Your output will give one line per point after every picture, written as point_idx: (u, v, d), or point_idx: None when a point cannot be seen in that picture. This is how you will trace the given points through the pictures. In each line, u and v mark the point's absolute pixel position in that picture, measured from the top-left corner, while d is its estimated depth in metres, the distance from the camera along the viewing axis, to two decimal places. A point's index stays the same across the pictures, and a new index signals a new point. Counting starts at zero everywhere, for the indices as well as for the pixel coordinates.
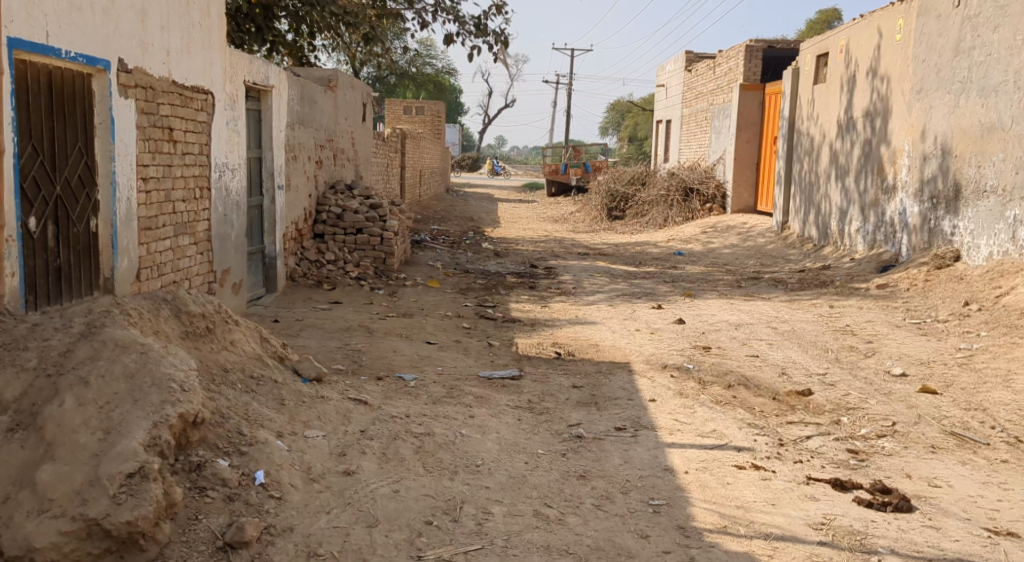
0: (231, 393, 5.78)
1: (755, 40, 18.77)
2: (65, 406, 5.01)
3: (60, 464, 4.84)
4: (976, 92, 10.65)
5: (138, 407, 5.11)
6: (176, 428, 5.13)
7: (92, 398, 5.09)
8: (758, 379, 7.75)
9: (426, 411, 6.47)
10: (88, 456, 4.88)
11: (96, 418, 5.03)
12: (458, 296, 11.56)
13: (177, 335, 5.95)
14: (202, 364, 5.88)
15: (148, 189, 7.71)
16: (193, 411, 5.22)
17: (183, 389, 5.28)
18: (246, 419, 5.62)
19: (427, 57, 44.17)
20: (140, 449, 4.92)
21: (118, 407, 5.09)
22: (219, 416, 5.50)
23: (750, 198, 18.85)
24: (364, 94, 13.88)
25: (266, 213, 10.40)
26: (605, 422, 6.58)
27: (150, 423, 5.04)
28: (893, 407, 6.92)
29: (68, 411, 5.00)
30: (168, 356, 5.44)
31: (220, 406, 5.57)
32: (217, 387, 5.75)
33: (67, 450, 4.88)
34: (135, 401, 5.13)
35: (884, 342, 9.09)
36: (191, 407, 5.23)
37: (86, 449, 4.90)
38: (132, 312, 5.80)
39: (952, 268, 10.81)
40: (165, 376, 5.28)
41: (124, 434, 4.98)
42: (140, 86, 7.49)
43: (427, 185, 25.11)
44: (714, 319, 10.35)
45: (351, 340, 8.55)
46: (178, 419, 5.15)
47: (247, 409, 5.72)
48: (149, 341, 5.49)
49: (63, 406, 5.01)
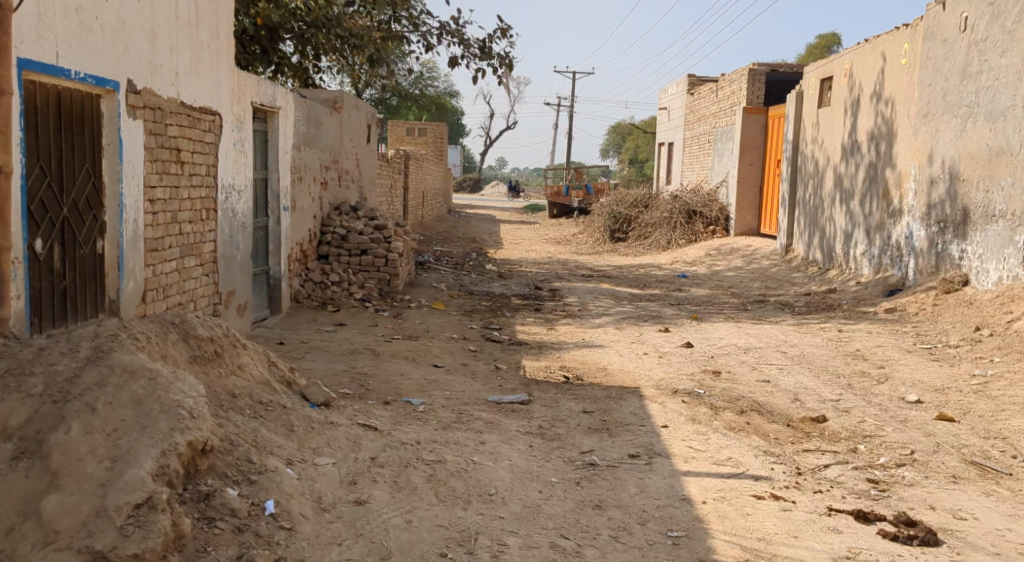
0: (240, 419, 5.67)
1: (758, 64, 18.77)
2: (72, 433, 4.90)
3: (66, 494, 4.72)
4: (983, 117, 10.57)
5: (146, 435, 5.01)
6: (184, 457, 5.03)
7: (100, 425, 4.98)
8: (770, 405, 7.64)
9: (437, 437, 6.36)
10: (95, 486, 4.78)
11: (103, 447, 4.92)
12: (464, 318, 11.45)
13: (185, 359, 5.84)
14: (211, 390, 5.77)
15: (156, 210, 7.62)
16: (202, 439, 5.13)
17: (193, 416, 5.18)
18: (256, 446, 5.51)
19: (428, 78, 44.20)
20: (148, 479, 4.82)
21: (126, 435, 4.98)
22: (228, 443, 5.38)
23: (754, 221, 18.70)
24: (369, 116, 13.80)
25: (271, 234, 10.31)
26: (619, 449, 6.47)
27: (159, 452, 4.95)
28: (911, 435, 6.81)
29: (74, 439, 4.89)
30: (177, 383, 5.34)
31: (229, 433, 5.46)
32: (225, 414, 5.64)
33: (73, 480, 4.77)
34: (143, 429, 5.03)
35: (896, 367, 8.98)
36: (199, 435, 5.13)
37: (92, 479, 4.80)
38: (140, 335, 5.69)
39: (961, 293, 10.70)
40: (174, 402, 5.18)
41: (132, 463, 4.87)
42: (148, 106, 7.42)
43: (429, 207, 25.06)
44: (723, 343, 10.24)
45: (357, 363, 8.44)
46: (186, 447, 5.05)
47: (256, 435, 5.60)
48: (157, 366, 5.38)
49: (69, 433, 4.90)
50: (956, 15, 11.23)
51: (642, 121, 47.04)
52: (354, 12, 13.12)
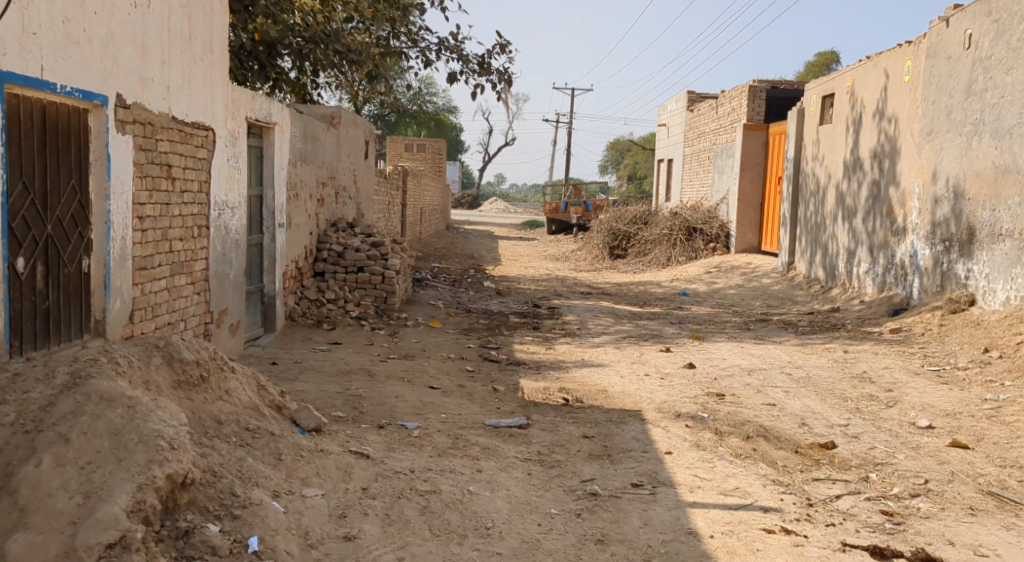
0: (225, 448, 5.44)
1: (758, 81, 18.60)
2: (43, 466, 4.77)
3: (33, 534, 4.59)
4: (989, 134, 10.37)
5: (122, 468, 4.83)
6: (162, 491, 4.84)
7: (73, 457, 4.84)
8: (777, 430, 7.40)
9: (431, 465, 6.12)
10: (64, 525, 4.64)
11: (76, 481, 4.78)
12: (461, 337, 11.22)
13: (169, 384, 5.63)
14: (194, 418, 5.56)
15: (145, 228, 7.40)
16: (182, 471, 4.94)
17: (172, 447, 5.00)
18: (241, 477, 5.28)
19: (427, 95, 44.01)
20: (122, 516, 4.66)
21: (100, 468, 4.83)
22: (211, 474, 5.16)
23: (754, 237, 18.49)
24: (366, 132, 13.60)
25: (266, 252, 10.09)
26: (621, 477, 6.23)
27: (135, 486, 4.77)
28: (923, 463, 6.59)
29: (45, 473, 4.75)
30: (157, 411, 5.15)
31: (213, 464, 5.23)
32: (209, 442, 5.43)
33: (42, 518, 4.64)
34: (119, 461, 4.86)
35: (904, 390, 8.74)
36: (180, 467, 4.94)
37: (62, 516, 4.66)
38: (121, 359, 5.48)
39: (968, 313, 10.48)
40: (153, 432, 5.00)
41: (105, 499, 4.71)
42: (138, 121, 7.20)
43: (428, 223, 24.84)
44: (726, 364, 10.00)
45: (351, 384, 8.19)
46: (164, 480, 4.86)
47: (241, 464, 5.38)
48: (137, 392, 5.21)
49: (40, 466, 4.77)
50: (960, 32, 11.05)
51: (641, 138, 46.77)
52: (353, 27, 12.94)
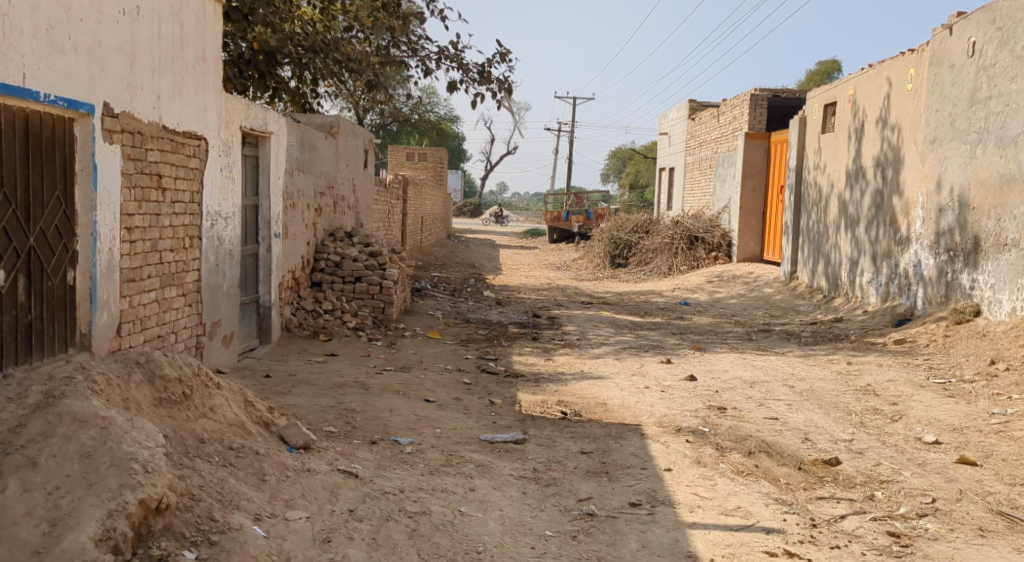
0: (206, 468, 5.32)
1: (759, 89, 18.46)
2: (9, 491, 4.69)
3: None
4: (993, 142, 10.21)
5: (92, 494, 4.76)
6: (134, 517, 4.75)
7: (41, 482, 4.77)
8: (780, 445, 7.22)
9: (423, 484, 5.95)
10: (29, 554, 4.56)
11: (42, 507, 4.70)
12: (459, 348, 11.04)
13: (149, 403, 5.56)
14: (175, 437, 5.45)
15: (133, 239, 7.24)
16: (155, 496, 4.85)
17: (146, 470, 4.93)
18: (221, 500, 5.15)
19: (429, 104, 43.84)
20: (90, 545, 4.57)
21: (69, 493, 4.75)
22: (188, 498, 5.04)
23: (756, 246, 18.30)
24: (366, 140, 13.45)
25: (262, 262, 9.92)
26: (619, 496, 6.05)
27: (104, 513, 4.69)
28: (930, 481, 6.43)
29: (11, 498, 4.68)
30: (132, 433, 5.10)
31: (191, 487, 5.12)
32: (189, 463, 5.31)
33: (6, 546, 4.56)
34: (89, 486, 4.79)
35: (910, 403, 8.56)
36: (153, 492, 4.85)
37: (27, 545, 4.58)
38: (99, 378, 5.46)
39: (972, 324, 10.29)
40: (126, 455, 4.94)
41: (72, 527, 4.63)
42: (126, 130, 7.05)
43: (429, 232, 24.70)
44: (727, 376, 9.82)
45: (345, 398, 8.02)
46: (137, 506, 4.77)
47: (221, 485, 5.25)
48: (112, 413, 5.16)
49: (6, 492, 4.70)
50: (963, 40, 10.90)
51: (642, 147, 46.58)
52: (352, 36, 12.81)
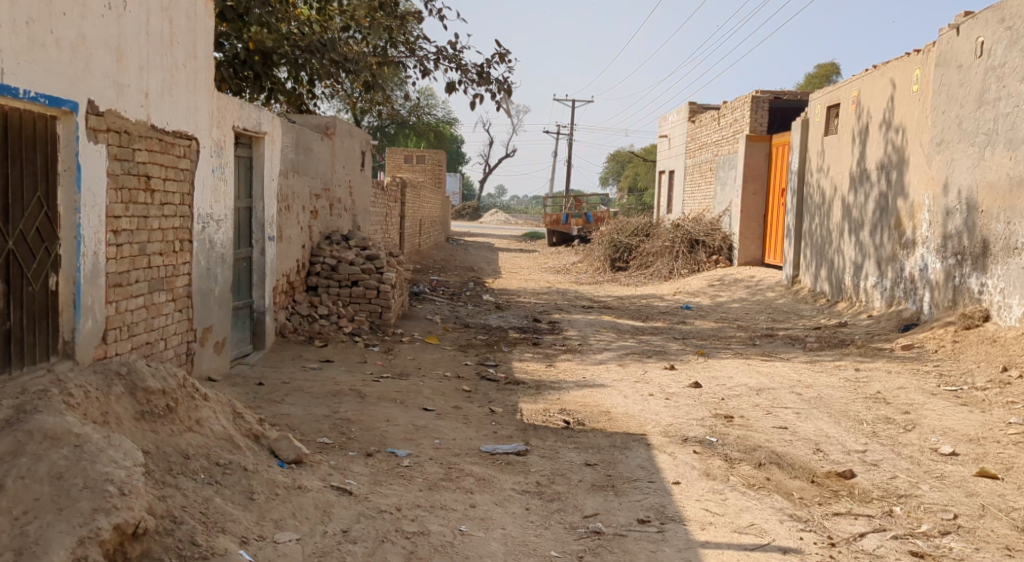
0: (190, 487, 5.08)
1: (761, 91, 18.19)
2: None
3: None
4: (1002, 145, 9.95)
5: (63, 519, 4.53)
6: (108, 544, 4.50)
7: (8, 506, 4.54)
8: (791, 456, 6.96)
9: (421, 501, 5.69)
10: None
11: (9, 534, 4.46)
12: (458, 354, 10.77)
13: (130, 416, 5.32)
14: (157, 453, 5.21)
15: (120, 242, 6.98)
16: (132, 521, 4.60)
17: (123, 492, 4.68)
18: (204, 523, 4.89)
19: (427, 107, 43.51)
20: None
21: (37, 519, 4.52)
22: (170, 522, 4.80)
23: (758, 250, 18.06)
24: (363, 142, 13.18)
25: (255, 266, 9.64)
26: (626, 512, 5.81)
27: (75, 540, 4.45)
28: (949, 496, 6.22)
29: None
30: (109, 450, 4.85)
31: (172, 508, 4.87)
32: (172, 482, 5.06)
33: None
34: (60, 510, 4.56)
35: (922, 412, 8.29)
36: (130, 516, 4.61)
37: None
38: (76, 391, 5.21)
39: (982, 329, 10.03)
40: (101, 476, 4.69)
41: (40, 555, 4.39)
42: (112, 129, 6.78)
43: (428, 235, 24.41)
44: (732, 383, 9.56)
45: (339, 407, 7.74)
46: (111, 532, 4.52)
47: (206, 506, 5.00)
48: (87, 430, 4.91)
49: None
50: (971, 40, 10.64)
51: (642, 150, 46.31)
52: (349, 36, 12.56)
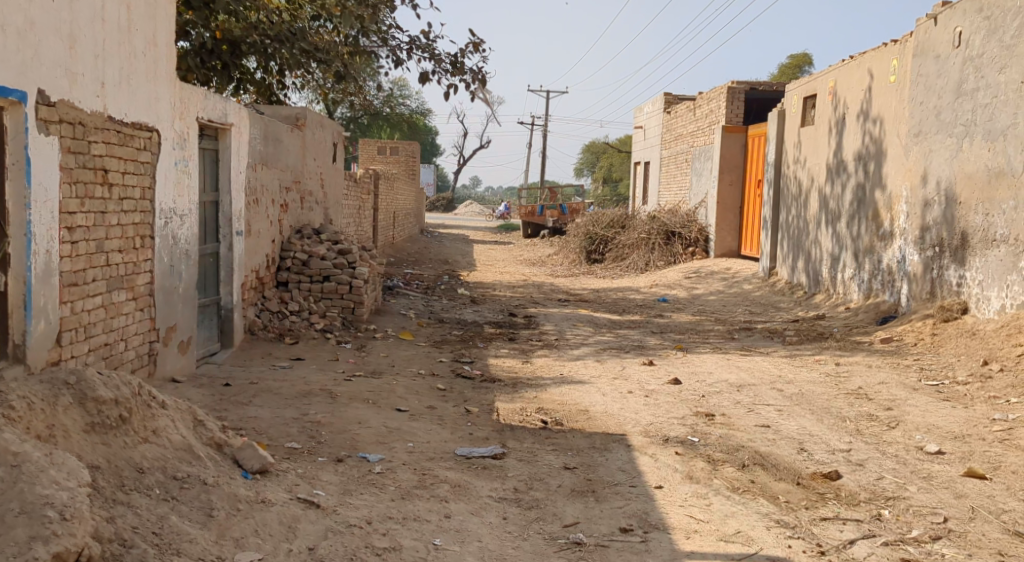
0: (143, 506, 4.82)
1: (736, 81, 17.91)
2: None
3: None
4: (980, 136, 9.76)
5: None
6: None
7: None
8: (775, 457, 6.74)
9: (392, 513, 5.45)
10: None
11: None
12: (432, 351, 10.50)
13: (79, 429, 5.06)
14: (108, 470, 4.95)
15: (75, 239, 6.70)
16: (74, 548, 4.34)
17: (64, 517, 4.42)
18: (158, 545, 4.64)
19: (400, 98, 43.08)
20: None
21: None
22: (119, 545, 4.54)
23: (734, 242, 17.90)
24: (334, 133, 12.88)
25: (222, 262, 9.34)
26: (608, 520, 5.60)
27: None
28: (938, 498, 6.02)
29: None
30: (50, 470, 4.59)
31: (122, 531, 4.61)
32: (123, 501, 4.80)
33: None
34: None
35: (905, 409, 8.07)
36: (71, 544, 4.35)
37: None
38: (19, 403, 4.95)
39: (961, 322, 9.85)
40: (40, 500, 4.43)
41: None
42: (65, 121, 6.49)
43: (402, 228, 24.09)
44: (711, 379, 9.33)
45: (309, 408, 7.47)
46: None
47: (160, 525, 4.74)
48: (28, 447, 4.65)
49: None
50: (949, 30, 10.43)
51: (618, 140, 46.02)
52: (321, 26, 12.26)
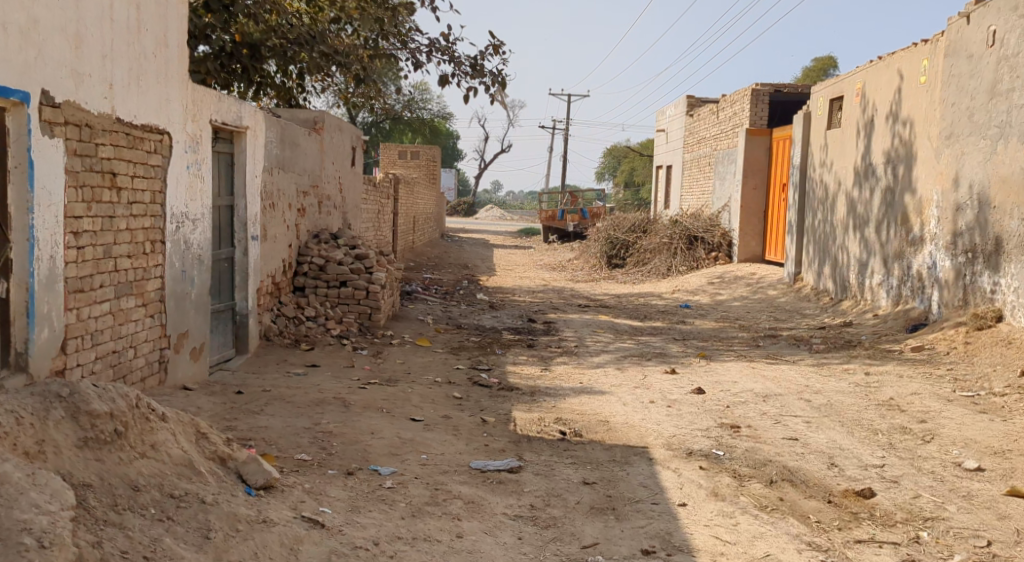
0: (134, 529, 4.61)
1: (760, 84, 17.57)
2: None
3: None
4: (1016, 138, 9.44)
5: None
6: None
7: None
8: (805, 472, 6.46)
9: (402, 533, 5.23)
10: None
11: None
12: (449, 358, 10.26)
13: (70, 445, 4.86)
14: (97, 489, 4.73)
15: (82, 244, 6.50)
16: None
17: (45, 543, 4.22)
18: None
19: (418, 102, 42.83)
20: None
21: None
22: None
23: (758, 247, 17.55)
24: (353, 137, 12.66)
25: (236, 267, 9.11)
26: (628, 542, 5.38)
27: None
28: (980, 519, 5.73)
29: None
30: (31, 493, 4.39)
31: (110, 556, 4.40)
32: (112, 522, 4.59)
33: None
34: None
35: (940, 421, 7.76)
36: None
37: None
38: (7, 418, 4.74)
39: (994, 330, 9.53)
40: (18, 526, 4.23)
41: None
42: (71, 122, 6.29)
43: (422, 232, 23.82)
44: (737, 388, 9.03)
45: (321, 418, 7.24)
46: None
47: (152, 549, 4.54)
48: (10, 469, 4.44)
49: None
50: (982, 29, 10.11)
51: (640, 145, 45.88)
52: (342, 29, 12.01)
